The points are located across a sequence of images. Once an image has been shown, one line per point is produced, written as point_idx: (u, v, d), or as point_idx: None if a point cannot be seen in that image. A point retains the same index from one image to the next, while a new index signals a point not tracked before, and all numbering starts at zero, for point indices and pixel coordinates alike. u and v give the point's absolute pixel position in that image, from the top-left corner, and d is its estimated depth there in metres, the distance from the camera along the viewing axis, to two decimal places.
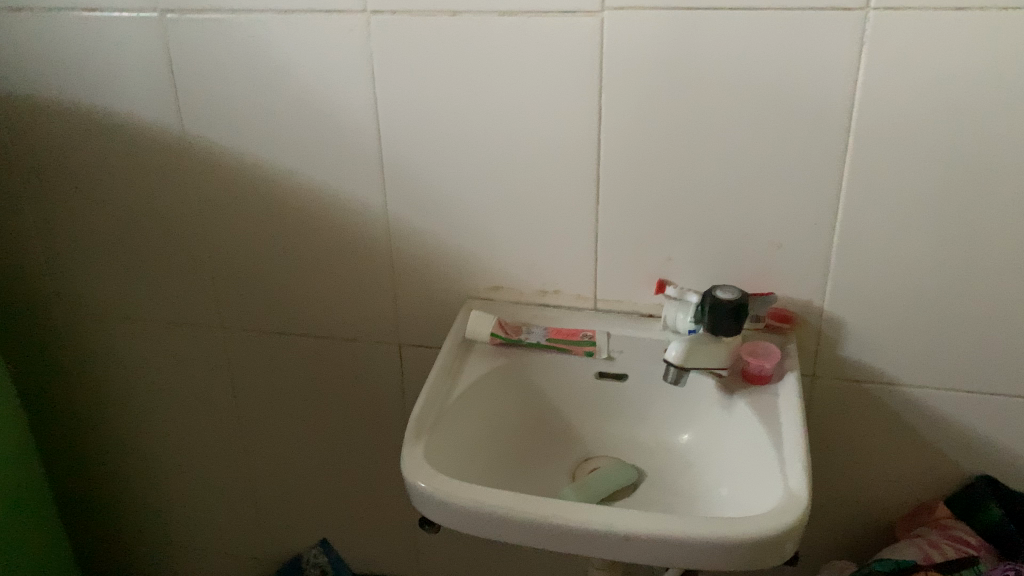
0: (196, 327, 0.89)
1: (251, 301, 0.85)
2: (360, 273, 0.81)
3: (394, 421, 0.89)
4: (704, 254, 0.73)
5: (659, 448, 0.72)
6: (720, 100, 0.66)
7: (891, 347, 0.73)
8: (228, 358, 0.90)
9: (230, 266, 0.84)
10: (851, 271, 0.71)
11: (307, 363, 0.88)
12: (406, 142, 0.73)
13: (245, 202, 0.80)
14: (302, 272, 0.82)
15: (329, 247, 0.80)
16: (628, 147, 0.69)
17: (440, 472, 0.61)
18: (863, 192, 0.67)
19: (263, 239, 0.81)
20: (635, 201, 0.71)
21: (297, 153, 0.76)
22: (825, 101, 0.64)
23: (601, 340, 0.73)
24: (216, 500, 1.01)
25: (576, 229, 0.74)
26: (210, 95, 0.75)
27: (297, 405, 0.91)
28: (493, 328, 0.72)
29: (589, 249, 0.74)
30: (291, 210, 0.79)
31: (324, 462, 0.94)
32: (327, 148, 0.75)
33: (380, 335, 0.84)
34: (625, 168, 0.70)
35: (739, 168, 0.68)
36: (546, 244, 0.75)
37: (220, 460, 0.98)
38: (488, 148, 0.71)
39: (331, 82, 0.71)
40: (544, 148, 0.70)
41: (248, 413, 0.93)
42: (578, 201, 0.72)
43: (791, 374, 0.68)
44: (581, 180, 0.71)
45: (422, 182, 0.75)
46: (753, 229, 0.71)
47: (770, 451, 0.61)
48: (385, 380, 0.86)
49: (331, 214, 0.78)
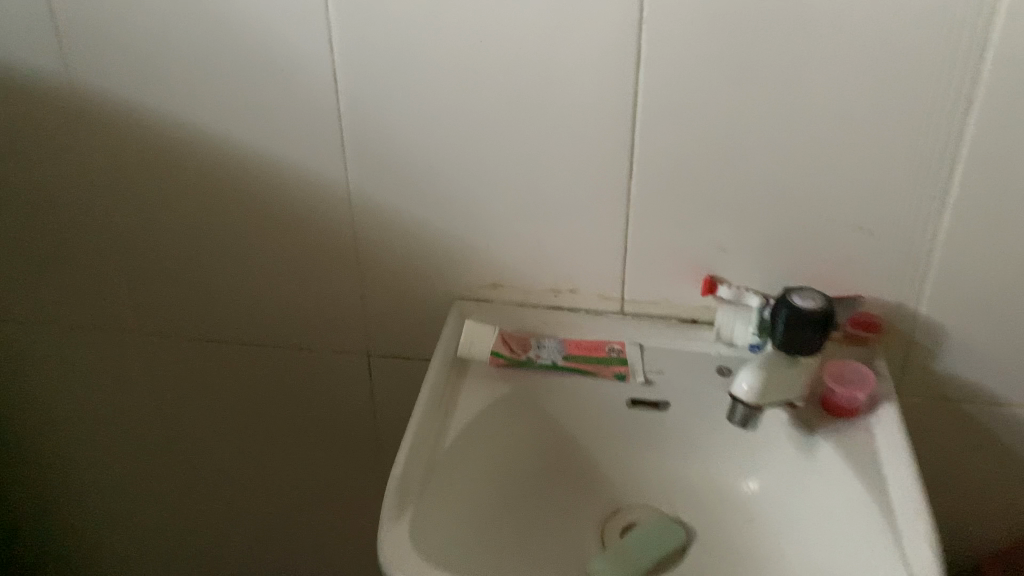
0: (108, 335, 0.70)
1: (178, 302, 0.66)
2: (316, 269, 0.62)
3: (363, 443, 0.72)
4: (767, 247, 0.55)
5: (708, 494, 0.56)
6: (804, 38, 0.48)
7: (1000, 359, 0.57)
8: (149, 371, 0.71)
9: (144, 257, 0.65)
10: (959, 267, 0.54)
11: (252, 376, 0.69)
12: (371, 103, 0.54)
13: (161, 180, 0.60)
14: (239, 265, 0.63)
15: (275, 232, 0.61)
16: (670, 110, 0.51)
17: (431, 552, 0.44)
18: (988, 166, 0.50)
19: (186, 223, 0.62)
20: (678, 179, 0.54)
21: (225, 109, 0.56)
22: (948, 42, 0.47)
23: (633, 358, 0.56)
24: (145, 539, 0.82)
25: (601, 215, 0.56)
26: (108, 38, 0.55)
27: (244, 427, 0.73)
28: (495, 345, 0.55)
29: (616, 241, 0.57)
30: (221, 184, 0.60)
31: (278, 491, 0.76)
32: (266, 102, 0.56)
33: (344, 343, 0.66)
34: (666, 138, 0.52)
35: (822, 131, 0.51)
36: (559, 233, 0.57)
37: (148, 492, 0.79)
38: (482, 102, 0.53)
39: (267, 12, 0.52)
40: (559, 103, 0.52)
41: (181, 436, 0.75)
42: (604, 175, 0.54)
43: (889, 404, 0.52)
44: (609, 147, 0.53)
45: (395, 154, 0.56)
46: (834, 212, 0.53)
47: (878, 522, 0.45)
48: (350, 396, 0.69)
49: (279, 193, 0.59)
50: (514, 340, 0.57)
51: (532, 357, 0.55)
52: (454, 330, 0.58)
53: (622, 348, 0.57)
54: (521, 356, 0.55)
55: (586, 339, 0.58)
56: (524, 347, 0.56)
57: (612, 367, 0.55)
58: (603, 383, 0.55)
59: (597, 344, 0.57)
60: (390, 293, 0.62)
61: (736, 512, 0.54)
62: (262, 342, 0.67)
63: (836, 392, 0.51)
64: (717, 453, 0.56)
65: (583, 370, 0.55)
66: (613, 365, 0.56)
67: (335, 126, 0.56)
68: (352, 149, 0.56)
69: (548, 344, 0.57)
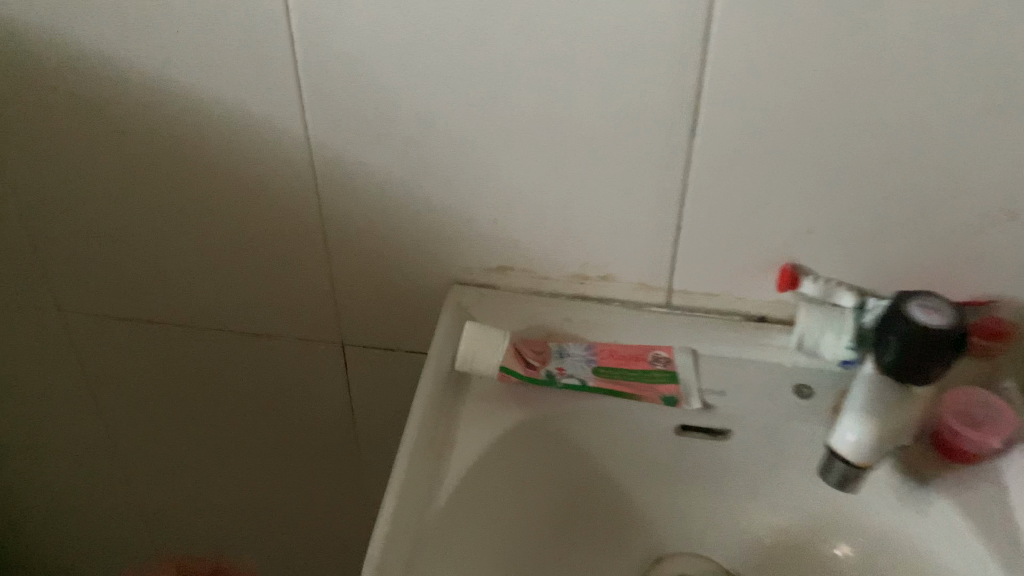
0: (18, 315, 0.56)
1: (98, 278, 0.52)
2: (272, 248, 0.48)
3: (341, 442, 0.59)
4: (868, 235, 0.41)
5: (774, 543, 0.44)
6: None
7: None
8: (75, 356, 0.57)
9: (47, 226, 0.50)
10: None
11: (201, 366, 0.56)
12: (331, 37, 0.39)
13: (58, 135, 0.45)
14: (171, 237, 0.49)
15: (213, 199, 0.46)
16: (754, 49, 0.36)
17: None
18: None
19: (94, 185, 0.47)
20: (755, 149, 0.39)
21: (128, 38, 0.41)
22: None
23: (683, 374, 0.43)
24: (96, 530, 0.72)
25: (649, 192, 0.41)
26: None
27: (198, 420, 0.60)
28: (504, 358, 0.42)
29: (666, 223, 0.43)
30: (134, 139, 0.45)
31: (243, 488, 0.65)
32: (183, 30, 0.40)
33: (312, 331, 0.52)
34: (744, 93, 0.37)
35: (968, 81, 0.36)
36: (590, 213, 0.43)
37: (93, 483, 0.68)
38: (485, 33, 0.37)
39: None
40: (595, 37, 0.37)
41: (125, 426, 0.62)
42: (654, 136, 0.39)
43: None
44: (662, 98, 0.38)
45: (368, 107, 0.41)
46: (968, 191, 0.39)
47: None
48: (323, 390, 0.56)
49: (217, 152, 0.44)
50: (529, 347, 0.43)
51: (554, 375, 0.42)
52: (451, 330, 0.44)
53: (668, 357, 0.44)
54: (539, 374, 0.42)
55: (622, 343, 0.45)
56: (543, 359, 0.43)
57: (657, 387, 0.42)
58: (645, 409, 0.42)
59: (636, 351, 0.44)
60: (368, 275, 0.48)
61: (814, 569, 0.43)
62: (211, 329, 0.54)
63: (958, 434, 0.39)
64: (789, 493, 0.44)
65: (621, 394, 0.42)
66: (658, 383, 0.42)
67: (284, 69, 0.40)
68: (310, 100, 0.41)
69: (574, 352, 0.43)
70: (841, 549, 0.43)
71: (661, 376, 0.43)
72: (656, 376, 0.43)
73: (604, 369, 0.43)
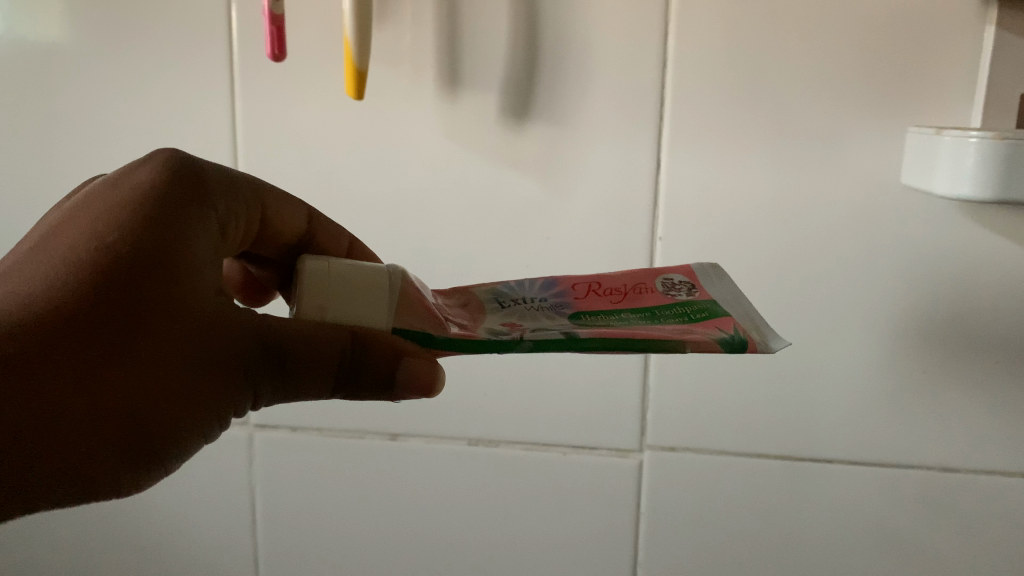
0: None
1: None
2: None
3: (168, 538, 0.55)
4: (659, 238, 0.46)
5: (559, 487, 0.50)
6: (630, 84, 0.45)
7: (932, 561, 0.48)
8: None
9: None
10: (868, 443, 0.47)
11: None
12: (259, 105, 0.48)
13: (17, 212, 0.52)
14: None
15: None
16: (514, 151, 0.47)
17: (264, 477, 0.53)
18: (863, 355, 0.46)
19: None
20: (532, 179, 0.47)
21: (33, 167, 0.51)
22: (783, 181, 0.45)
23: (724, 304, 0.30)
24: None
25: (445, 223, 0.48)
26: (21, 34, 0.49)
27: (125, 557, 0.55)
28: (403, 317, 0.26)
29: (474, 243, 0.48)
30: (12, 228, 0.53)
31: None
32: (74, 152, 0.51)
33: None
34: (520, 156, 0.47)
35: (685, 150, 0.45)
36: (397, 249, 0.49)
37: None
38: (329, 166, 0.49)
39: (169, 77, 0.49)
40: (405, 148, 0.48)
41: (22, 564, 0.56)
42: (441, 188, 0.48)
43: (737, 520, 0.49)
44: (445, 176, 0.48)
45: (289, 163, 0.49)
46: (704, 225, 0.46)
47: (641, 457, 0.49)
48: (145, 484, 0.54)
49: None
50: (446, 304, 0.28)
51: (511, 334, 0.25)
52: (265, 251, 0.32)
53: (693, 282, 0.31)
54: (479, 334, 0.25)
55: (611, 274, 0.31)
56: (483, 316, 0.27)
57: (704, 328, 0.27)
58: (485, 390, 0.49)
59: (641, 282, 0.30)
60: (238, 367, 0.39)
61: (734, 551, 0.50)
62: None
63: None
64: (651, 400, 0.48)
65: (644, 344, 0.25)
66: (698, 323, 0.27)
67: (222, 137, 0.49)
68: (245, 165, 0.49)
69: (531, 301, 0.28)
70: (596, 484, 0.50)
71: (696, 311, 0.29)
72: (690, 310, 0.28)
73: (591, 315, 0.27)
